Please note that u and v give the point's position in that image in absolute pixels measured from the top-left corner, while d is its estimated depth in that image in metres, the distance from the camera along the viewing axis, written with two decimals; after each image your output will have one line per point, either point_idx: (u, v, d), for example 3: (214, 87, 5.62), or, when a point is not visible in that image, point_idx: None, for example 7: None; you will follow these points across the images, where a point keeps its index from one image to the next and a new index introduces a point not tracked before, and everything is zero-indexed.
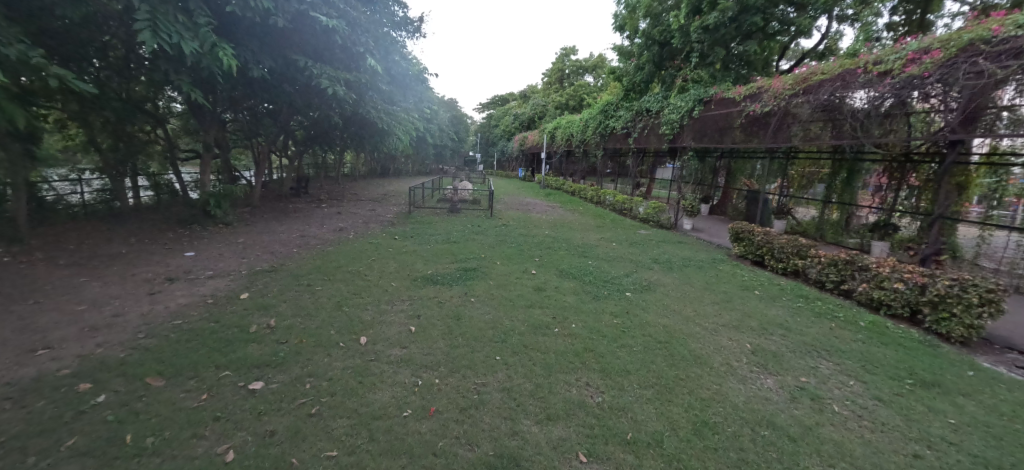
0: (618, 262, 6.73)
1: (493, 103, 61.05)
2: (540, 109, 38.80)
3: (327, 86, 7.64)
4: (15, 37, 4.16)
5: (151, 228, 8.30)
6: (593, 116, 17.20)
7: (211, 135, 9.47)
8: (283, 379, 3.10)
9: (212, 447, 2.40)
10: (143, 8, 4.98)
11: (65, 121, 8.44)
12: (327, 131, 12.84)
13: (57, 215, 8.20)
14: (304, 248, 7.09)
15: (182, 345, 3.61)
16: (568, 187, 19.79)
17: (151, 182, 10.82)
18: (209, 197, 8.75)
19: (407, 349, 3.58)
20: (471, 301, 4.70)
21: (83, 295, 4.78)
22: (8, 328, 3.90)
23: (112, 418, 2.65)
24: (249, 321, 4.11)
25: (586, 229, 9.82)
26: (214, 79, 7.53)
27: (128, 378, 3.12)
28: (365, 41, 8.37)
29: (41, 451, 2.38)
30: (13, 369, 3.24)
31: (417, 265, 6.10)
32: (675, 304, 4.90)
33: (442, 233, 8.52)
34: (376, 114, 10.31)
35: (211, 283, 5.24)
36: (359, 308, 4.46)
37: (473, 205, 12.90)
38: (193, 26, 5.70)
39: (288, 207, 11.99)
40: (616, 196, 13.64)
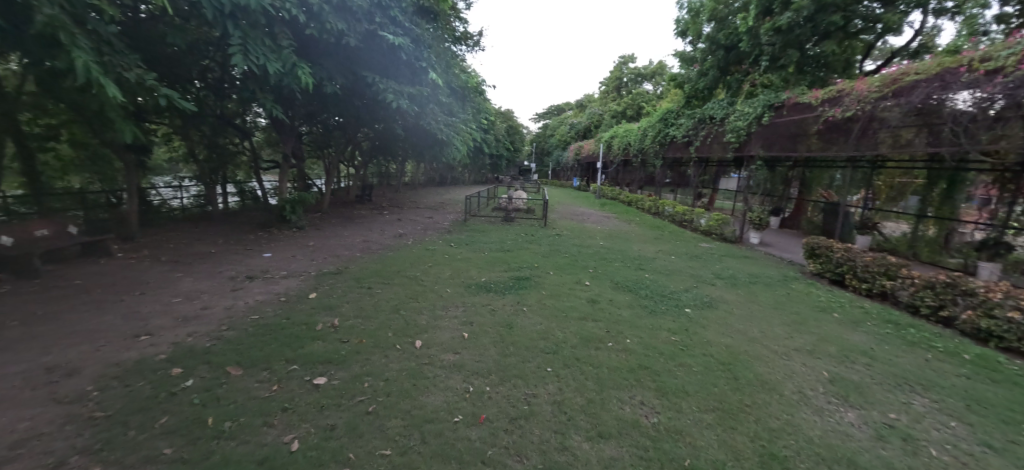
0: (676, 276, 6.44)
1: (549, 113, 61.35)
2: (596, 119, 38.40)
3: (392, 100, 8.06)
4: (134, 63, 4.82)
5: (236, 230, 9.19)
6: (652, 124, 16.72)
7: (289, 146, 10.32)
8: (343, 376, 3.28)
9: (279, 436, 2.58)
10: (236, 34, 5.57)
11: (171, 135, 9.62)
12: (390, 142, 13.57)
13: (161, 217, 9.32)
14: (366, 253, 7.50)
15: (257, 339, 3.94)
16: (624, 197, 19.33)
17: (238, 189, 12.01)
18: (285, 203, 9.55)
19: (459, 355, 3.64)
20: (523, 310, 4.69)
21: (178, 289, 5.38)
22: (119, 315, 4.49)
23: (196, 402, 2.94)
24: (316, 319, 4.40)
25: (642, 241, 9.50)
26: (293, 96, 8.24)
27: (211, 366, 3.45)
28: (428, 56, 8.79)
29: (139, 426, 2.69)
30: (121, 351, 3.71)
31: (471, 272, 6.22)
32: (739, 323, 4.58)
33: (496, 241, 8.64)
34: (436, 125, 10.73)
35: (283, 282, 5.68)
36: (414, 313, 4.61)
37: (528, 214, 12.97)
38: (277, 48, 6.29)
39: (353, 213, 12.77)
40: (675, 207, 13.11)
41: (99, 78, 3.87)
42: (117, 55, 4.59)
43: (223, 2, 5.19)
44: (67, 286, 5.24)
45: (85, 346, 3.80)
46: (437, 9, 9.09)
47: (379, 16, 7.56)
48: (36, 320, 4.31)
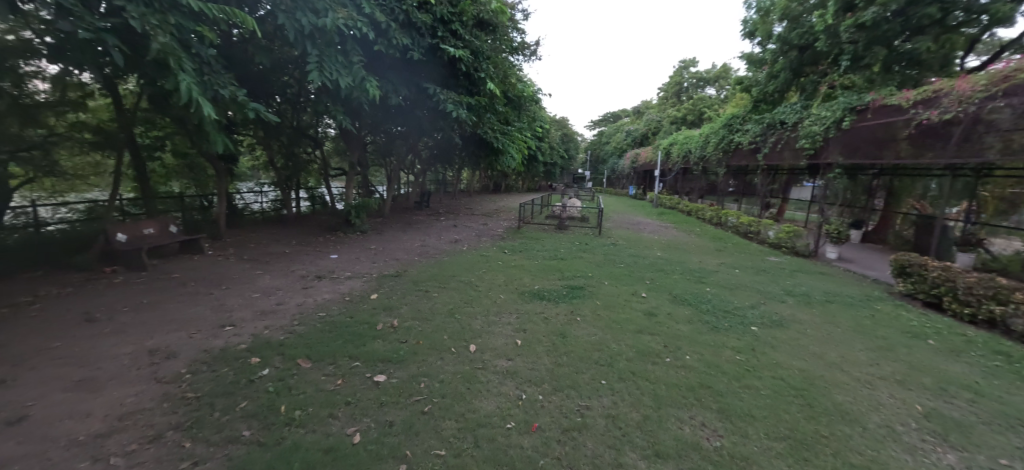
0: (742, 291, 6.06)
1: (604, 120, 60.45)
2: (654, 125, 37.31)
3: (451, 110, 8.36)
4: (228, 81, 5.39)
5: (307, 233, 9.92)
6: (715, 130, 15.97)
7: (355, 155, 10.99)
8: (401, 375, 3.41)
9: (343, 428, 2.73)
10: (314, 52, 6.06)
11: (254, 146, 10.61)
12: (448, 151, 14.04)
13: (243, 219, 10.26)
14: (424, 257, 7.78)
15: (324, 334, 4.21)
16: (683, 206, 18.53)
17: (309, 194, 12.99)
18: (350, 208, 10.15)
19: (513, 361, 3.66)
20: (577, 320, 4.62)
21: (257, 285, 5.90)
22: (209, 306, 5.01)
23: (271, 390, 3.20)
24: (377, 319, 4.63)
25: (703, 253, 9.05)
26: (361, 108, 8.79)
27: (285, 357, 3.73)
28: (486, 68, 9.07)
29: (224, 408, 2.97)
30: (208, 339, 4.13)
31: (524, 279, 6.24)
32: (814, 345, 4.21)
33: (550, 249, 8.62)
34: (493, 134, 10.94)
35: (348, 283, 6.04)
36: (469, 317, 4.71)
37: (582, 223, 12.84)
38: (349, 64, 6.75)
39: (412, 219, 13.32)
40: (740, 217, 12.37)
41: (200, 97, 4.36)
42: (214, 75, 5.16)
43: (303, 24, 5.69)
44: (168, 279, 5.94)
45: (180, 333, 4.27)
46: (496, 21, 9.40)
47: (441, 31, 8.09)
48: (143, 307, 4.92)
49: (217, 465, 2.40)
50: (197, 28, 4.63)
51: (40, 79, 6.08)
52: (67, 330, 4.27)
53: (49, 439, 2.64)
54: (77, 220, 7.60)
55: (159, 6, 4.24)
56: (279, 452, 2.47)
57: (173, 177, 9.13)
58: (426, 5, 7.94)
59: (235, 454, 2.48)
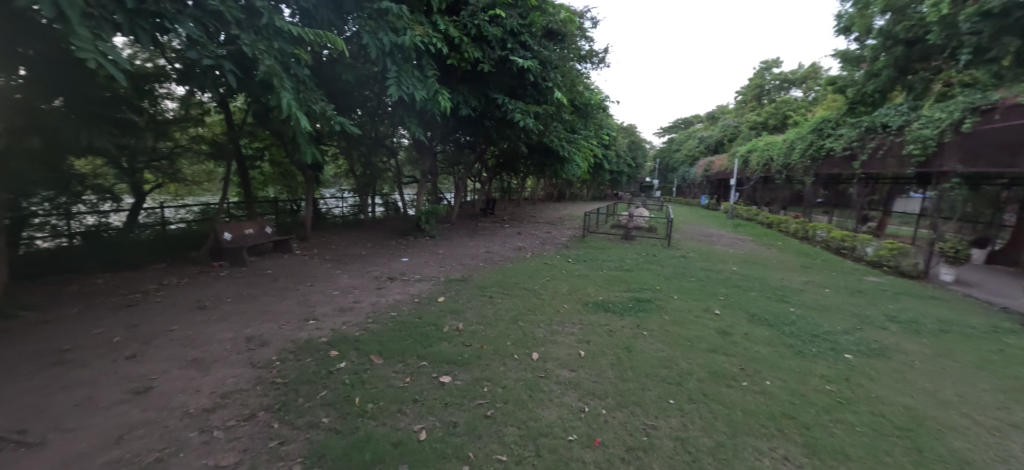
0: (833, 313, 5.46)
1: (675, 126, 57.88)
2: (732, 131, 35.01)
3: (519, 119, 8.52)
4: (319, 98, 5.95)
5: (382, 236, 10.57)
6: (802, 136, 14.71)
7: (427, 163, 11.54)
8: (466, 378, 3.51)
9: (410, 424, 2.86)
10: (393, 68, 6.50)
11: (338, 156, 11.59)
12: (514, 159, 14.29)
13: (326, 222, 11.25)
14: (489, 263, 7.96)
15: (395, 333, 4.45)
16: (763, 218, 17.16)
17: (383, 201, 13.87)
18: (420, 214, 10.66)
19: (575, 372, 3.61)
20: (644, 335, 4.44)
21: (337, 283, 6.41)
22: (296, 301, 5.52)
23: (347, 382, 3.44)
24: (443, 322, 4.80)
25: (787, 269, 8.31)
26: (433, 119, 9.24)
27: (359, 353, 4.00)
28: (554, 76, 9.13)
29: (306, 395, 3.24)
30: (295, 331, 4.56)
31: (588, 290, 6.13)
32: (925, 381, 3.67)
33: (615, 259, 8.40)
34: (559, 143, 10.94)
35: (417, 285, 6.34)
36: (532, 325, 4.73)
37: (649, 233, 12.40)
38: (424, 78, 7.15)
39: (478, 225, 13.70)
40: (831, 231, 11.18)
41: (296, 112, 4.87)
42: (308, 92, 5.72)
43: (385, 42, 6.15)
44: (264, 275, 6.65)
45: (272, 324, 4.75)
46: (564, 30, 9.44)
47: (511, 43, 8.30)
48: (242, 298, 5.56)
49: (300, 448, 2.62)
50: (295, 51, 5.18)
51: (170, 100, 7.15)
52: (183, 315, 4.93)
53: (167, 409, 3.06)
54: (192, 221, 8.81)
55: (264, 34, 4.81)
56: (353, 441, 2.65)
57: (269, 183, 10.22)
58: (497, 19, 8.21)
59: (315, 439, 2.70)
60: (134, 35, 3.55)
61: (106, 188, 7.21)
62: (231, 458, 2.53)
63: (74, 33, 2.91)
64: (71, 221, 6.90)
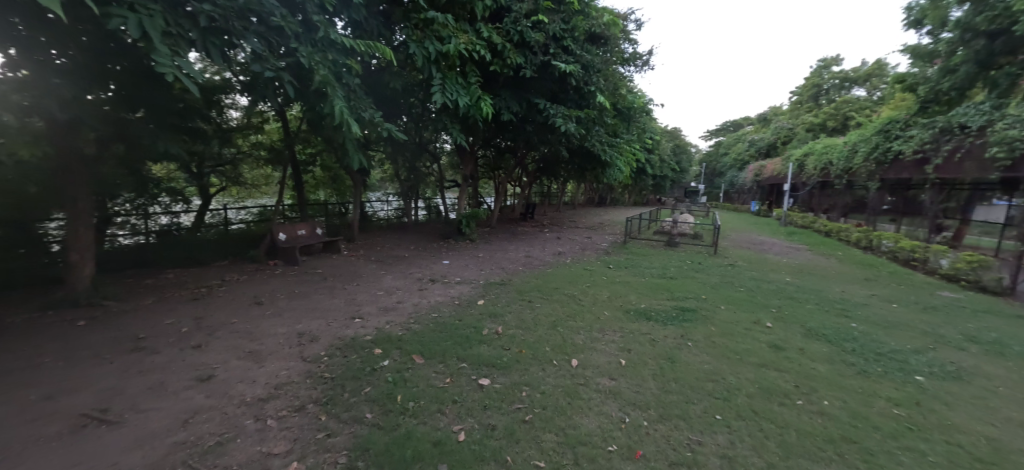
0: (902, 331, 5.02)
1: (723, 130, 55.57)
2: (786, 134, 33.15)
3: (560, 124, 8.50)
4: (368, 105, 6.21)
5: (424, 239, 10.86)
6: (866, 138, 13.84)
7: (468, 168, 11.76)
8: (505, 381, 3.53)
9: (450, 425, 2.91)
10: (438, 75, 6.70)
11: (384, 161, 12.03)
12: (555, 164, 14.24)
13: (372, 224, 11.79)
14: (529, 267, 7.97)
15: (436, 334, 4.54)
16: (820, 225, 16.10)
17: (426, 204, 14.23)
18: (461, 218, 10.85)
19: (616, 381, 3.53)
20: (688, 346, 4.28)
21: (382, 284, 6.64)
22: (344, 300, 5.78)
23: (390, 380, 3.55)
24: (483, 325, 4.86)
25: (848, 281, 7.74)
26: (475, 124, 9.40)
27: (402, 352, 4.11)
28: (597, 80, 9.03)
29: (352, 391, 3.38)
30: (342, 328, 4.77)
31: (630, 297, 6.00)
32: (1013, 410, 3.29)
33: (658, 267, 8.16)
34: (601, 147, 10.78)
35: (457, 287, 6.45)
36: (571, 331, 4.68)
37: (694, 240, 11.96)
38: (467, 84, 7.31)
39: (517, 229, 13.77)
40: (899, 241, 10.32)
41: (348, 120, 5.11)
42: (358, 100, 5.99)
43: (431, 51, 6.36)
44: (314, 274, 7.01)
45: (321, 320, 4.99)
46: (608, 34, 9.35)
47: (553, 48, 8.32)
48: (295, 296, 5.88)
49: (345, 441, 2.74)
50: (346, 62, 5.46)
51: (235, 109, 7.76)
52: (242, 309, 5.29)
53: (227, 396, 3.29)
54: (251, 221, 9.36)
55: (320, 46, 5.11)
56: (395, 438, 2.73)
57: (320, 186, 10.79)
58: (540, 25, 8.28)
59: (359, 433, 2.81)
60: (206, 51, 3.87)
61: (178, 191, 7.90)
62: (283, 446, 2.68)
63: (156, 50, 3.20)
64: (149, 220, 7.57)
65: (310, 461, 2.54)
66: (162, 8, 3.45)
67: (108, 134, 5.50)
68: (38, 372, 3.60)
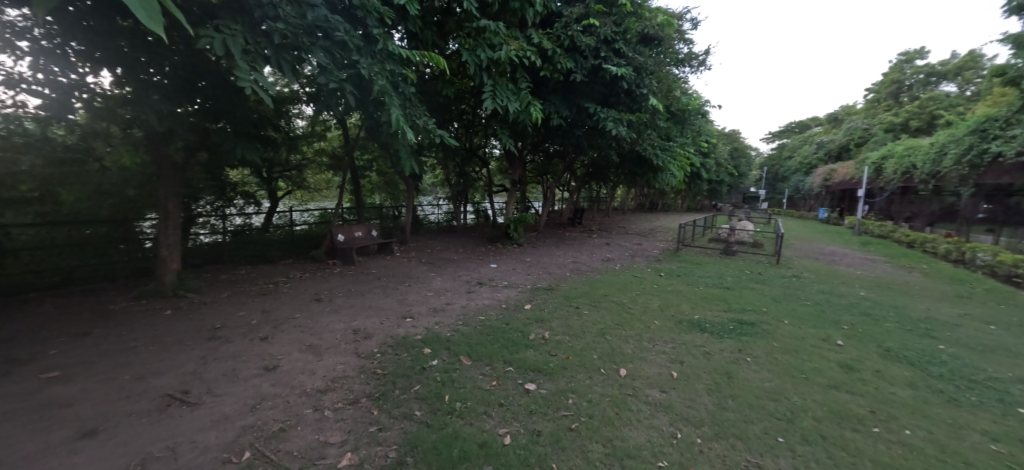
0: (1002, 356, 4.43)
1: (787, 131, 52.04)
2: (860, 134, 30.44)
3: (611, 128, 8.35)
4: (423, 113, 6.44)
5: (473, 243, 11.07)
6: (956, 138, 12.39)
7: (516, 172, 11.84)
8: (551, 387, 3.51)
9: (495, 427, 2.93)
10: (489, 82, 6.82)
11: (435, 166, 12.35)
12: (604, 168, 14.02)
13: (423, 227, 12.16)
14: (576, 273, 7.89)
15: (483, 337, 4.61)
16: (900, 235, 14.63)
17: (475, 209, 14.41)
18: (509, 222, 10.94)
19: (667, 394, 3.40)
20: (746, 362, 4.02)
21: (431, 285, 6.84)
22: (396, 299, 6.02)
23: (438, 379, 3.65)
24: (530, 329, 4.87)
25: (934, 298, 6.96)
26: (524, 130, 9.47)
27: (450, 353, 4.21)
28: (649, 82, 8.79)
29: (402, 388, 3.50)
30: (394, 327, 4.97)
31: (682, 307, 5.75)
32: None
33: (713, 276, 7.78)
34: (653, 151, 10.44)
35: (505, 291, 6.51)
36: (620, 339, 4.57)
37: (753, 248, 11.29)
38: (517, 90, 7.38)
39: (565, 235, 13.67)
40: (998, 255, 9.15)
41: (403, 127, 5.33)
42: (413, 108, 6.23)
43: (482, 58, 6.49)
44: (370, 274, 7.37)
45: (375, 318, 5.23)
46: (662, 34, 9.11)
47: (604, 51, 8.22)
48: (351, 294, 6.21)
49: (395, 435, 2.84)
50: (403, 71, 5.71)
51: (301, 119, 8.37)
52: (305, 305, 5.67)
53: (290, 386, 3.53)
54: (314, 223, 9.62)
55: (379, 58, 5.38)
56: (442, 436, 2.79)
57: (376, 191, 11.32)
58: (591, 28, 8.22)
59: (408, 429, 2.90)
60: (278, 65, 4.19)
61: (250, 194, 8.59)
62: (338, 437, 2.83)
63: (237, 66, 3.50)
64: (226, 220, 7.97)
65: (363, 452, 2.66)
66: (243, 28, 3.79)
67: (194, 143, 6.11)
68: (133, 355, 4.03)
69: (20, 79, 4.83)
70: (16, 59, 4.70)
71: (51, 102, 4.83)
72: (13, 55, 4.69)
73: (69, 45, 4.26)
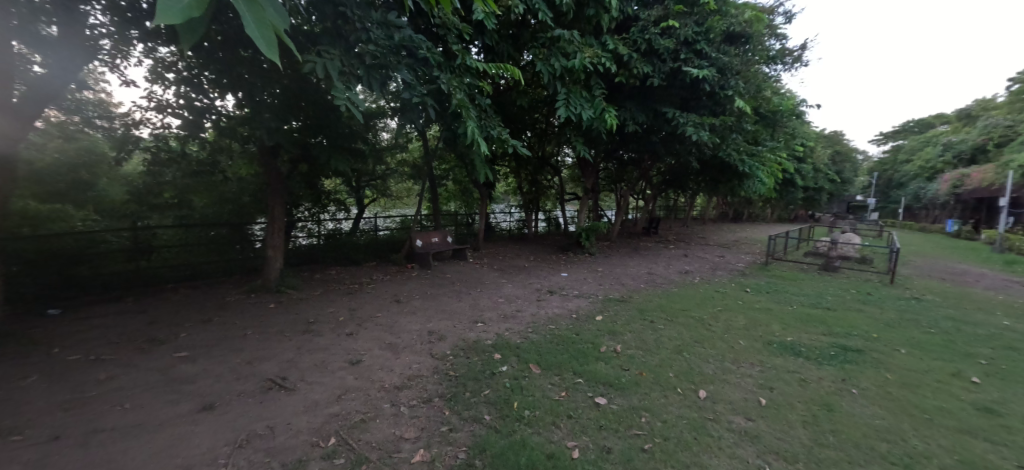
0: None
1: (903, 130, 45.52)
2: (1002, 132, 25.64)
3: (691, 132, 7.90)
4: (497, 123, 6.60)
5: (543, 251, 11.09)
6: None
7: (589, 181, 11.66)
8: (622, 403, 3.38)
9: (563, 439, 2.88)
10: (562, 90, 6.82)
11: (508, 175, 12.58)
12: (682, 175, 13.29)
13: (495, 235, 12.43)
14: (651, 285, 7.55)
15: (553, 346, 4.58)
16: None
17: (546, 217, 14.38)
18: (581, 231, 10.79)
19: (754, 422, 3.10)
20: (851, 394, 3.54)
21: (503, 292, 6.96)
22: (469, 304, 6.20)
23: (507, 385, 3.68)
24: (601, 341, 4.74)
25: None
26: (598, 137, 9.30)
27: (520, 360, 4.23)
28: (735, 83, 8.21)
29: (472, 391, 3.59)
30: (467, 331, 5.12)
31: (772, 328, 5.22)
32: None
33: (811, 294, 7.00)
34: (738, 157, 9.70)
35: (575, 301, 6.43)
36: (700, 358, 4.27)
37: (861, 265, 9.98)
38: (591, 97, 7.30)
39: (639, 245, 13.16)
40: None
41: (479, 137, 5.51)
42: (488, 119, 6.43)
43: (556, 67, 6.54)
44: (444, 278, 7.69)
45: (449, 322, 5.43)
46: (750, 31, 8.46)
47: (685, 53, 7.84)
48: (427, 297, 6.53)
49: (465, 437, 2.91)
50: (480, 84, 5.91)
51: (386, 131, 9.01)
52: (386, 305, 6.06)
53: (371, 380, 3.79)
54: (394, 228, 10.20)
55: (457, 72, 5.65)
56: (510, 443, 2.81)
57: (451, 199, 11.82)
58: (670, 30, 7.88)
59: (477, 432, 2.96)
60: (369, 84, 4.54)
61: (341, 201, 9.41)
62: (412, 433, 2.97)
63: (334, 86, 3.87)
64: (320, 225, 8.91)
65: (435, 450, 2.76)
66: (340, 52, 4.19)
67: (297, 155, 6.86)
68: (243, 342, 4.60)
69: (167, 104, 5.81)
70: (165, 88, 5.67)
71: (188, 123, 5.73)
72: (163, 85, 5.67)
73: (203, 75, 5.06)
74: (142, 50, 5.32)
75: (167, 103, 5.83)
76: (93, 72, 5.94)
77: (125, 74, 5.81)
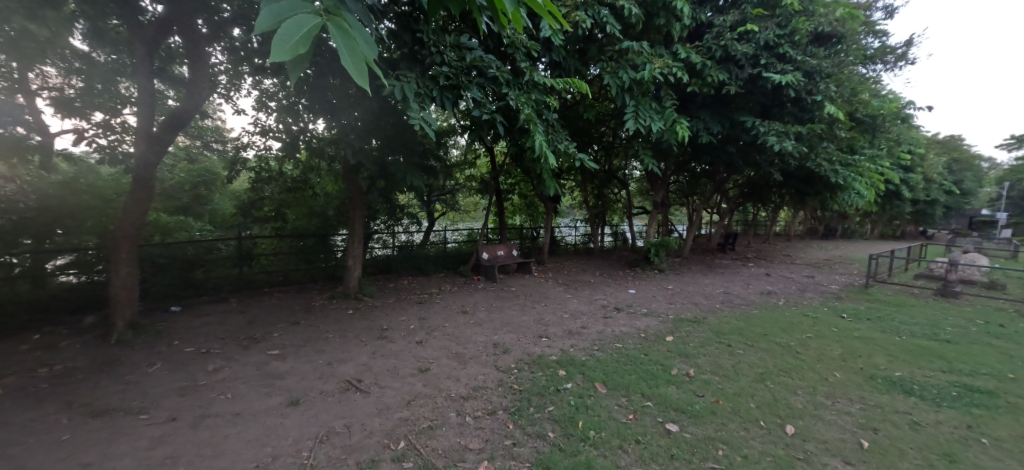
0: None
1: None
2: None
3: (773, 141, 7.33)
4: (563, 137, 6.61)
5: (609, 266, 10.82)
6: None
7: (658, 194, 11.21)
8: (697, 432, 3.17)
9: (631, 465, 2.76)
10: (631, 102, 6.70)
11: (574, 189, 12.48)
12: (764, 188, 12.31)
13: (559, 248, 12.38)
14: (728, 306, 7.04)
15: (620, 365, 4.44)
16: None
17: (613, 231, 13.98)
18: (650, 246, 10.38)
19: (854, 467, 2.75)
20: (981, 444, 3.01)
21: (568, 307, 6.88)
22: (533, 318, 6.19)
23: (571, 403, 3.62)
24: (672, 363, 4.51)
25: None
26: (668, 148, 8.95)
27: (585, 378, 4.14)
28: (826, 87, 7.51)
29: (536, 407, 3.57)
30: (531, 344, 5.13)
31: (876, 360, 4.61)
32: None
33: (925, 323, 6.08)
34: (830, 167, 8.80)
35: (644, 319, 6.17)
36: (786, 389, 3.90)
37: (990, 291, 8.50)
38: (660, 108, 7.08)
39: (714, 262, 12.37)
40: None
41: (546, 151, 5.54)
42: (555, 133, 6.47)
43: (624, 79, 6.46)
44: (510, 291, 7.78)
45: (515, 335, 5.47)
46: (842, 31, 7.75)
47: (765, 57, 7.35)
48: (492, 309, 6.63)
49: (529, 453, 2.90)
50: (546, 99, 5.98)
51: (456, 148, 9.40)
52: (453, 316, 6.26)
53: (438, 388, 3.92)
54: (462, 241, 10.62)
55: (525, 88, 5.78)
56: (575, 463, 2.75)
57: (517, 213, 11.99)
58: (748, 35, 7.47)
59: (541, 449, 2.94)
60: (442, 104, 4.79)
61: (414, 215, 9.84)
62: (477, 444, 3.02)
63: (410, 107, 4.14)
64: (395, 237, 9.45)
65: (499, 463, 2.79)
66: (416, 75, 4.48)
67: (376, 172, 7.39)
68: (325, 344, 5.01)
69: (269, 129, 6.59)
70: (268, 115, 6.44)
71: (287, 145, 6.45)
72: (266, 112, 6.44)
73: (300, 102, 5.68)
74: (251, 83, 6.10)
75: (269, 128, 6.61)
76: (212, 104, 6.92)
77: (237, 104, 6.69)
